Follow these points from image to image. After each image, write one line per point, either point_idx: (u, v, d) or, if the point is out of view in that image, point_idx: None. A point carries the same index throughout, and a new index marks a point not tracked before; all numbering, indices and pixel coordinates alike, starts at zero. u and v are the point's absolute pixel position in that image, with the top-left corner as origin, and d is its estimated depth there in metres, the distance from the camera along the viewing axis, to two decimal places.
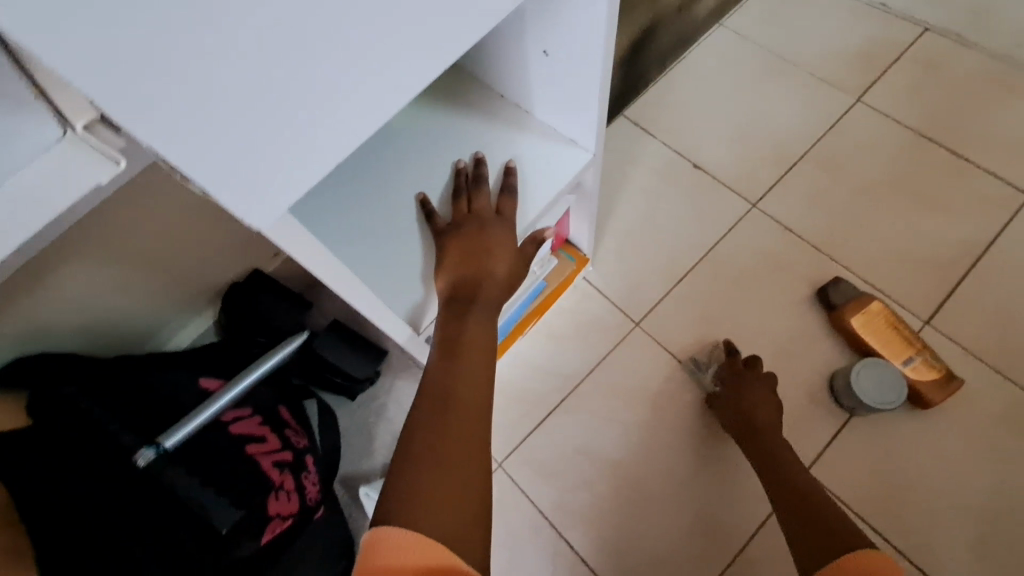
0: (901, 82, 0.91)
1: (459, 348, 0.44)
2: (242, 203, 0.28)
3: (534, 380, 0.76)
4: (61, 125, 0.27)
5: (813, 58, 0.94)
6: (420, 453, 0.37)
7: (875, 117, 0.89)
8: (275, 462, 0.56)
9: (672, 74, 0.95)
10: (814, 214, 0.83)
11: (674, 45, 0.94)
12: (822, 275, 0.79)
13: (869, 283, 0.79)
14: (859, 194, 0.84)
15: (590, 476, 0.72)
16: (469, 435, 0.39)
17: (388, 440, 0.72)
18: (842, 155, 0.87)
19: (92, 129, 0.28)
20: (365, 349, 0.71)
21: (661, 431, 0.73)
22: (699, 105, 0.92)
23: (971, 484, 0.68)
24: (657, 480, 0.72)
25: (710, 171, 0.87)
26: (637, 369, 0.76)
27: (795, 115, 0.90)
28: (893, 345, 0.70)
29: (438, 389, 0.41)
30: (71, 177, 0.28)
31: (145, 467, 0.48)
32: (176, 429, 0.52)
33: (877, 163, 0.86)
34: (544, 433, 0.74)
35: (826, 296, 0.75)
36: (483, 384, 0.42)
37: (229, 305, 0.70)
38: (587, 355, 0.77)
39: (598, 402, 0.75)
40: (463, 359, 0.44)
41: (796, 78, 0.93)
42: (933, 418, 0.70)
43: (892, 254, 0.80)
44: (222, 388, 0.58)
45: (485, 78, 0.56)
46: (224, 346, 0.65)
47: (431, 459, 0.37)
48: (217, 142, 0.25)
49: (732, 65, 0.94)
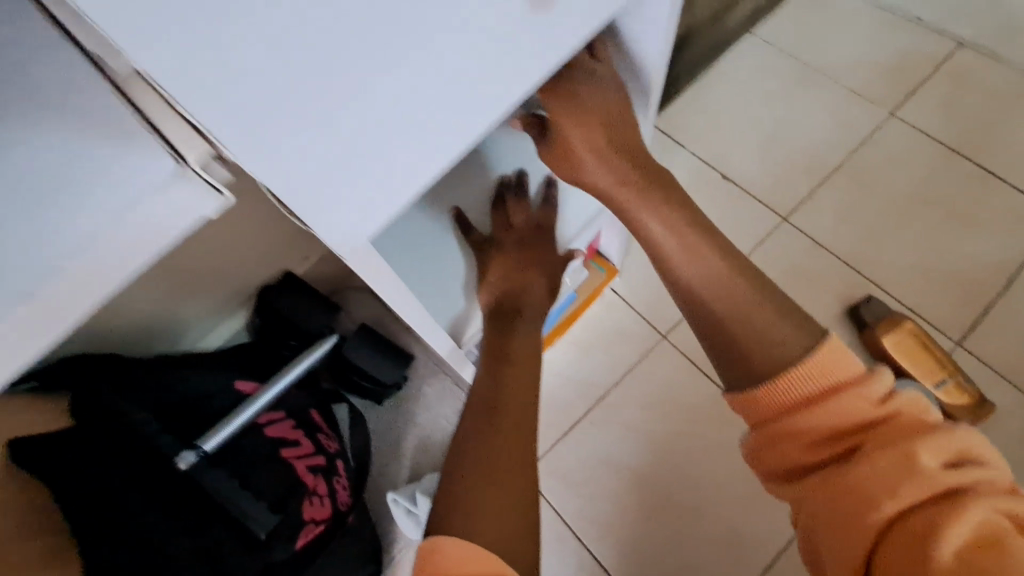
0: (933, 96, 0.90)
1: (505, 360, 0.45)
2: (332, 226, 0.27)
3: (560, 390, 0.76)
4: (176, 160, 0.26)
5: (845, 69, 0.93)
6: (470, 467, 0.38)
7: (907, 131, 0.88)
8: (309, 466, 0.57)
9: (702, 83, 0.94)
10: (845, 229, 0.82)
11: (705, 54, 0.93)
12: (852, 292, 0.78)
13: (900, 300, 0.78)
14: (891, 210, 0.83)
15: (615, 487, 0.72)
16: (518, 449, 0.39)
17: (415, 445, 0.72)
18: (874, 169, 0.86)
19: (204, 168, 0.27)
20: (395, 354, 0.71)
21: (688, 445, 0.73)
22: (729, 115, 0.91)
23: None
24: (681, 492, 0.72)
25: (740, 183, 0.86)
26: (664, 382, 0.76)
27: (826, 128, 0.89)
28: (925, 367, 0.70)
29: (483, 401, 0.42)
30: (180, 211, 0.27)
31: (186, 470, 0.49)
32: (215, 432, 0.52)
33: (908, 178, 0.85)
34: (570, 443, 0.74)
35: (858, 315, 0.75)
36: (528, 398, 0.43)
37: (259, 309, 0.70)
38: (613, 364, 0.77)
39: (624, 413, 0.75)
40: (507, 372, 0.44)
41: (827, 90, 0.92)
42: None
43: (922, 270, 0.80)
44: (259, 391, 0.58)
45: None
46: (254, 349, 0.66)
47: (482, 473, 0.37)
48: (314, 156, 0.23)
49: (762, 75, 0.93)
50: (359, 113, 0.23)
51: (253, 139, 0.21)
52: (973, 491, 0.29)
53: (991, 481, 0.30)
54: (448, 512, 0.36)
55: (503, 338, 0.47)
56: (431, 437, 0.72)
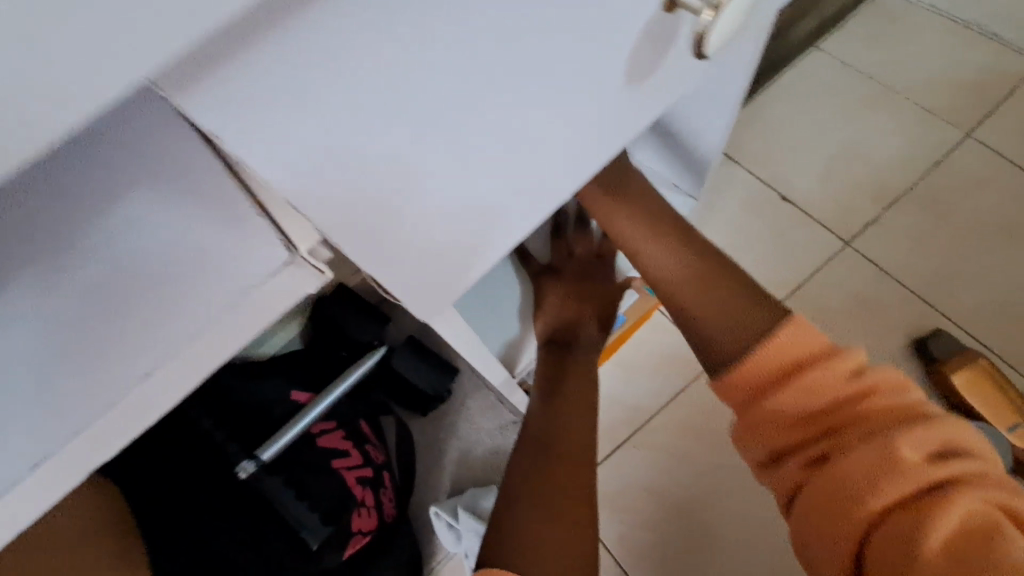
0: (1014, 117, 0.85)
1: (563, 392, 0.45)
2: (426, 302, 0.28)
3: (606, 411, 0.76)
4: (287, 248, 0.25)
5: (916, 87, 0.89)
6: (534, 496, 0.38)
7: (984, 154, 0.83)
8: (358, 478, 0.58)
9: (762, 99, 0.90)
10: (913, 257, 0.78)
11: (766, 69, 0.90)
12: (920, 324, 0.74)
13: (973, 336, 0.74)
14: (964, 238, 0.79)
15: (659, 512, 0.71)
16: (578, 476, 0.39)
17: (457, 459, 0.73)
18: (947, 194, 0.82)
19: (309, 252, 0.26)
20: (441, 367, 0.72)
21: (736, 475, 0.72)
22: (790, 133, 0.88)
23: None
24: (728, 523, 0.70)
25: (800, 205, 0.83)
26: (713, 408, 0.75)
27: (894, 149, 0.85)
28: (996, 407, 0.66)
29: (542, 431, 0.42)
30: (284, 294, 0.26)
31: (246, 478, 0.52)
32: (273, 442, 0.54)
33: (984, 204, 0.81)
34: (614, 466, 0.73)
35: (925, 349, 0.71)
36: (587, 423, 0.43)
37: (313, 318, 0.72)
38: (660, 388, 0.76)
39: (671, 438, 0.74)
40: (564, 400, 0.44)
41: (897, 108, 0.88)
42: None
43: (995, 302, 0.75)
44: (312, 401, 0.59)
45: None
46: (306, 358, 0.68)
47: (548, 505, 0.37)
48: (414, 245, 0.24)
49: (827, 92, 0.90)
50: (451, 201, 0.23)
51: (359, 234, 0.21)
52: (962, 481, 0.28)
53: (983, 471, 0.29)
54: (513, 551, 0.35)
55: (557, 365, 0.47)
56: (473, 451, 0.73)
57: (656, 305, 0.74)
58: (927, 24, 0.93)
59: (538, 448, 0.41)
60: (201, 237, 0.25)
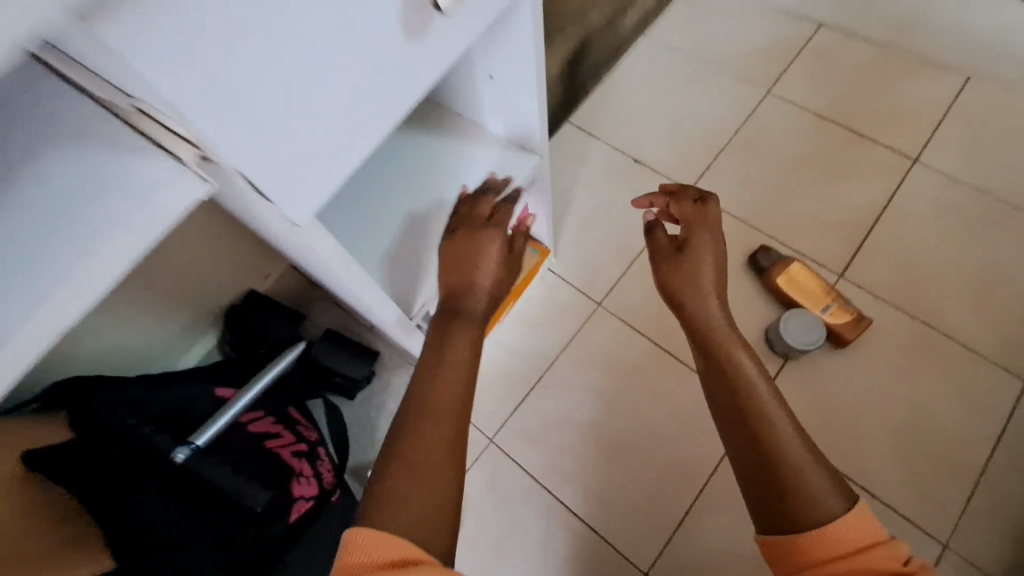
0: (803, 72, 1.05)
1: (449, 338, 0.50)
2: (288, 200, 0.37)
3: (515, 363, 0.86)
4: (180, 161, 0.32)
5: (726, 57, 1.07)
6: (408, 441, 0.43)
7: (784, 105, 1.02)
8: (293, 452, 0.64)
9: (608, 82, 1.07)
10: (740, 192, 0.95)
11: (607, 56, 1.05)
12: (752, 244, 0.91)
13: (794, 247, 0.90)
14: (777, 171, 0.96)
15: (570, 438, 0.82)
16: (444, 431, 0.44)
17: (389, 431, 0.80)
18: (760, 139, 1.00)
19: (198, 162, 0.33)
20: (360, 350, 0.79)
21: (629, 393, 0.84)
22: (634, 107, 1.04)
23: (893, 410, 0.78)
24: (627, 435, 0.81)
25: (649, 164, 0.99)
26: (602, 342, 0.86)
27: (715, 109, 1.03)
28: (812, 296, 0.82)
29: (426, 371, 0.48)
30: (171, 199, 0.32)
31: (183, 462, 0.55)
32: (204, 431, 0.59)
33: (789, 143, 0.99)
34: (528, 407, 0.83)
35: (757, 262, 0.87)
36: (463, 369, 0.48)
37: (231, 326, 0.77)
38: (556, 334, 0.87)
39: (572, 375, 0.85)
40: (451, 350, 0.50)
41: (713, 76, 1.06)
42: (854, 355, 0.81)
43: (809, 217, 0.92)
44: (235, 396, 0.65)
45: (446, 102, 0.66)
46: (229, 361, 0.73)
47: (415, 458, 0.42)
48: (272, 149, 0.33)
49: (658, 70, 1.07)
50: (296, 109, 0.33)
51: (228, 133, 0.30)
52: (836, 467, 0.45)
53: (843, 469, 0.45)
54: (404, 439, 0.43)
55: (454, 306, 0.53)
56: None
57: (541, 263, 0.86)
58: (731, 6, 1.12)
59: (423, 379, 0.47)
60: (92, 156, 0.30)
